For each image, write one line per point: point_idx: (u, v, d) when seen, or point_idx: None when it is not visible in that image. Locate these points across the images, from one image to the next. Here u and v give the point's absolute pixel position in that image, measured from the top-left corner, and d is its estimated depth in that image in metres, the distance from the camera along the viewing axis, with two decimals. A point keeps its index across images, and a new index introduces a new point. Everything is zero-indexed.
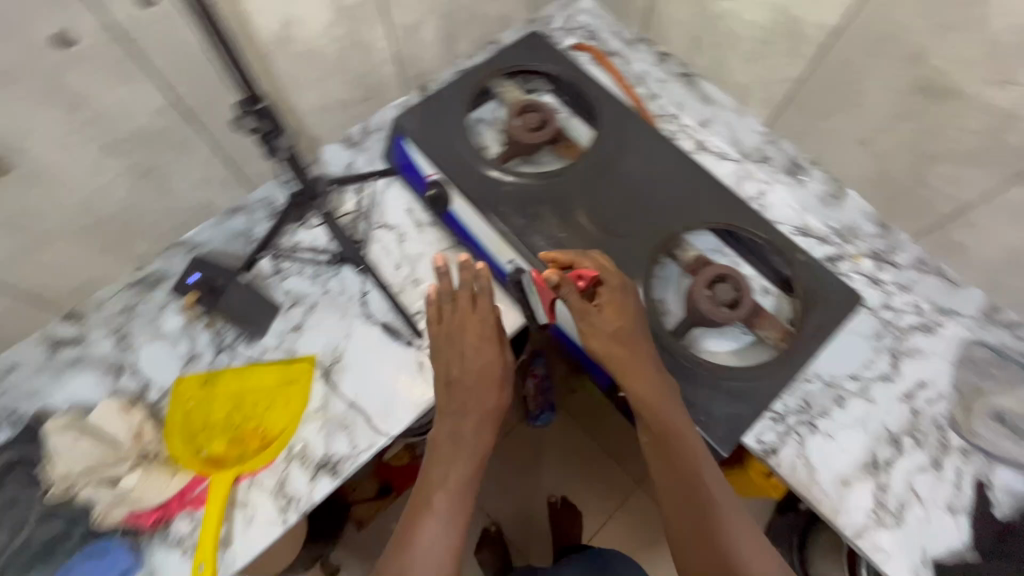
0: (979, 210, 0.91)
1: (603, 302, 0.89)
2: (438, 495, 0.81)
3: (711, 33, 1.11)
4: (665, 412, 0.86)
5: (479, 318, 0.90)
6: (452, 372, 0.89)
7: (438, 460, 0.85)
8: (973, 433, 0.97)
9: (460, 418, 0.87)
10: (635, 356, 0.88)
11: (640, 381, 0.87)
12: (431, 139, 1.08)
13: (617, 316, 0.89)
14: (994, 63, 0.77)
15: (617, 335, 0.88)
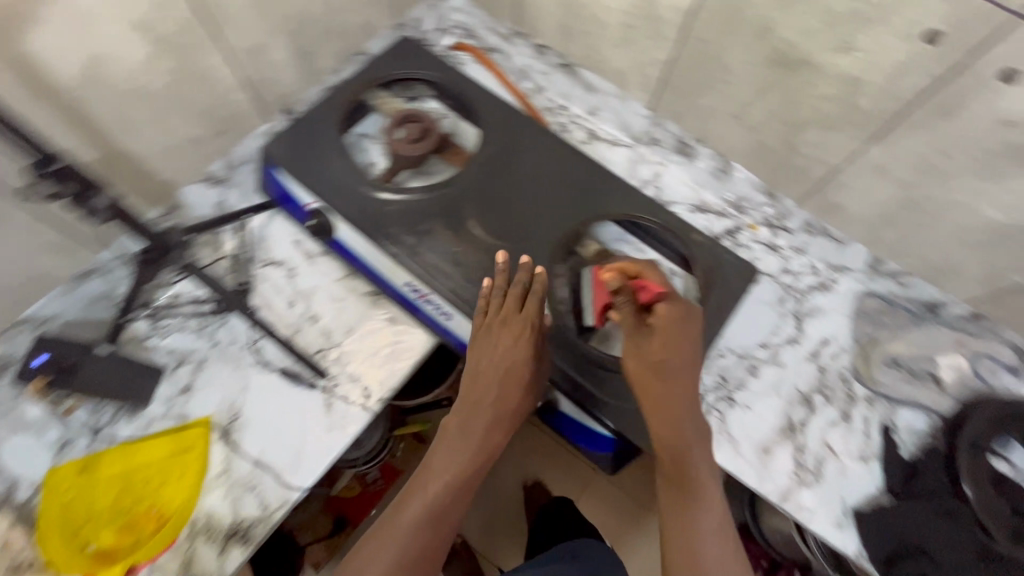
0: (850, 175, 0.91)
1: (653, 320, 0.76)
2: (433, 483, 0.81)
3: (580, 19, 1.03)
4: (682, 450, 0.75)
5: (520, 323, 0.83)
6: (478, 372, 0.85)
7: (431, 469, 0.83)
8: (874, 381, 1.04)
9: (472, 419, 0.84)
10: (668, 380, 0.75)
11: (667, 408, 0.75)
12: (303, 164, 0.99)
13: (664, 336, 0.76)
14: (830, 32, 0.74)
15: (656, 359, 0.75)
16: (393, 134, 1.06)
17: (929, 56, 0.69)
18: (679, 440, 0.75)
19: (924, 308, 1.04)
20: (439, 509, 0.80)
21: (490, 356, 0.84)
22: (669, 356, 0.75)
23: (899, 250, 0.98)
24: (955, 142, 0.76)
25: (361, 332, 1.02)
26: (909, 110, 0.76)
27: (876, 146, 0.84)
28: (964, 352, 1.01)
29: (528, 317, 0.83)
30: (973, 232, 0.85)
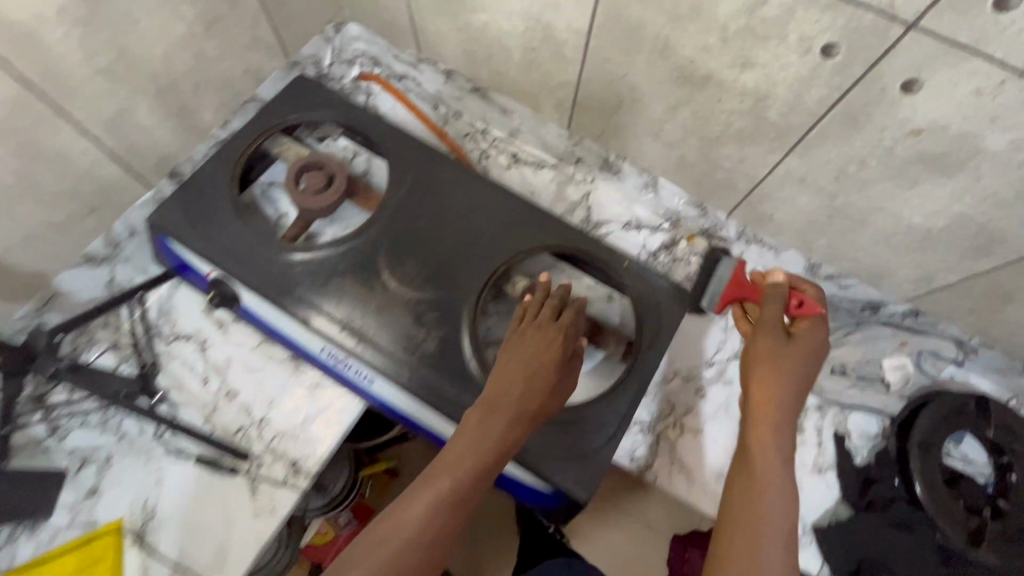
0: (774, 186, 0.87)
1: (797, 339, 0.74)
2: (448, 477, 0.68)
3: (479, 43, 0.96)
4: (774, 515, 0.63)
5: (556, 330, 0.78)
6: (510, 367, 0.75)
7: (438, 471, 0.69)
8: (823, 389, 1.00)
9: (491, 417, 0.72)
10: (761, 435, 0.69)
11: (760, 464, 0.67)
12: (196, 231, 0.90)
13: (784, 368, 0.72)
14: (728, 49, 0.69)
15: (795, 381, 0.72)
16: (294, 184, 0.95)
17: (829, 70, 0.65)
18: (772, 507, 0.64)
19: (865, 308, 1.00)
20: (436, 515, 0.66)
21: (523, 359, 0.76)
22: (770, 403, 0.70)
23: (833, 253, 0.94)
24: (868, 152, 0.72)
25: (284, 403, 0.95)
26: (819, 123, 0.72)
27: (793, 157, 0.80)
28: (908, 352, 0.98)
29: (561, 328, 0.78)
30: (900, 236, 0.82)
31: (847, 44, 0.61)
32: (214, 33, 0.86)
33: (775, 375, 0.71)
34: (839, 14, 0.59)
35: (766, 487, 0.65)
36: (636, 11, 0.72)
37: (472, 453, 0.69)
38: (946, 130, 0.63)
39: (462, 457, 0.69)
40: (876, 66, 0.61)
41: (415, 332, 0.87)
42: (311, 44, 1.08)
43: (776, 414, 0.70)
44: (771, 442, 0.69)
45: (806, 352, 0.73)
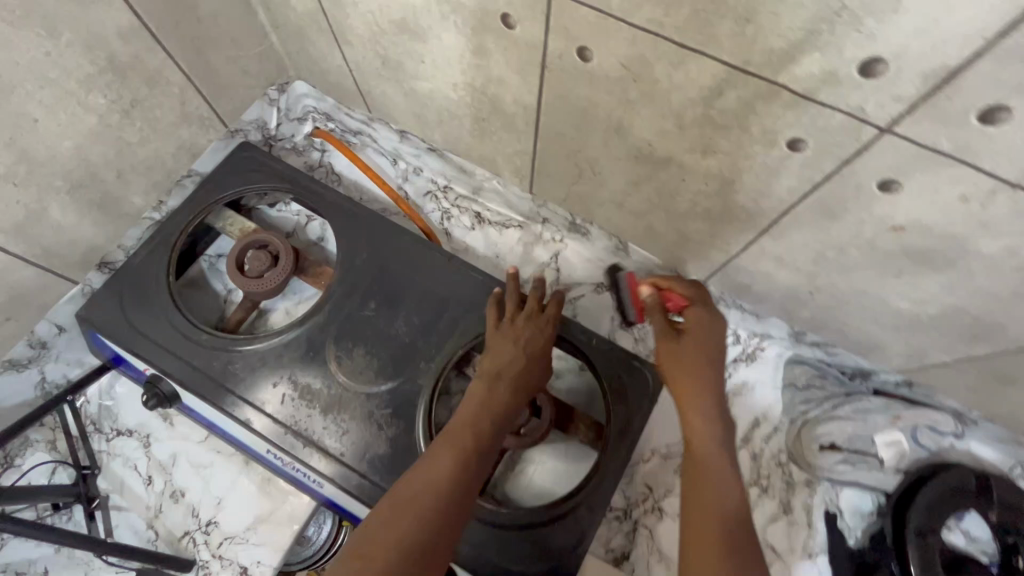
0: (749, 261, 0.80)
1: (686, 329, 0.73)
2: (456, 439, 0.64)
3: (427, 109, 0.88)
4: (723, 479, 0.63)
5: (547, 316, 0.78)
6: (508, 343, 0.74)
7: (454, 433, 0.65)
8: (811, 465, 0.92)
9: (498, 385, 0.71)
10: (690, 416, 0.68)
11: (698, 440, 0.67)
12: (124, 322, 0.81)
13: (698, 352, 0.71)
14: (688, 136, 0.62)
15: (706, 363, 0.70)
16: (234, 267, 0.86)
17: (796, 163, 0.58)
18: (721, 477, 0.63)
19: (854, 376, 0.96)
20: (465, 471, 0.62)
21: (522, 336, 0.75)
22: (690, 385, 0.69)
23: (817, 325, 0.87)
24: (846, 241, 0.65)
25: (232, 503, 0.89)
26: (791, 210, 0.65)
27: (767, 238, 0.72)
28: (901, 427, 0.90)
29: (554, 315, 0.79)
30: (887, 317, 0.75)
31: (814, 141, 0.54)
32: (133, 117, 0.79)
33: (687, 359, 0.70)
34: (803, 112, 0.51)
35: (709, 458, 0.65)
36: (584, 93, 0.65)
37: (484, 416, 0.67)
38: (931, 229, 0.56)
39: (478, 417, 0.67)
40: (847, 163, 0.54)
41: (366, 434, 0.76)
42: (253, 107, 1.00)
43: (699, 390, 0.69)
44: (703, 416, 0.68)
45: (701, 340, 0.72)
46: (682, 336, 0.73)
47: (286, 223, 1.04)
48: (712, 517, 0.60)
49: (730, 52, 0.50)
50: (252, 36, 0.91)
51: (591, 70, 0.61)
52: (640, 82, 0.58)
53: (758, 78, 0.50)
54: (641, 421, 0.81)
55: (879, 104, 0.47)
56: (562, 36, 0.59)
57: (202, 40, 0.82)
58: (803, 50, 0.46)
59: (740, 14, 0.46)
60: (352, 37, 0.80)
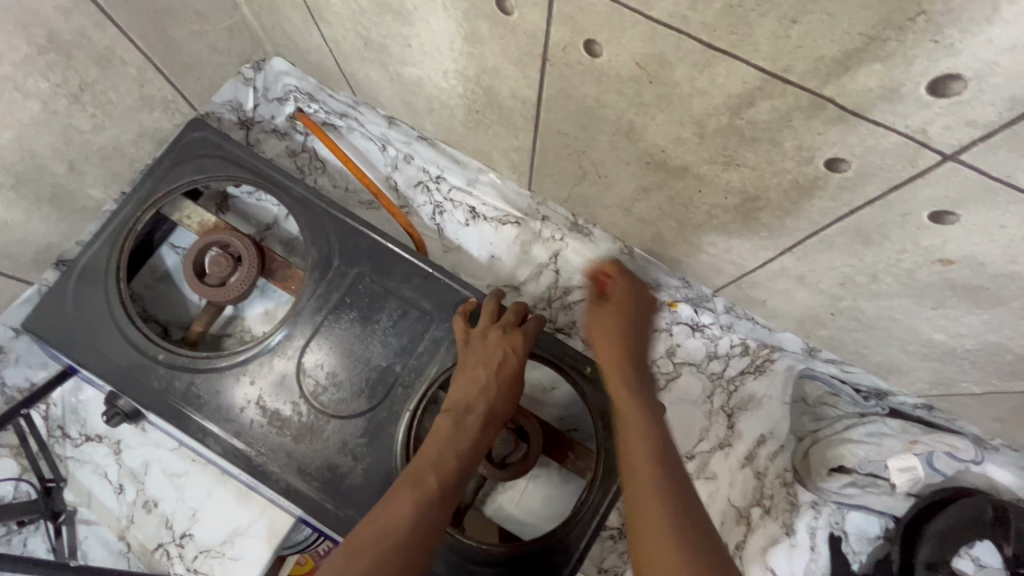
0: (767, 278, 0.73)
1: (612, 306, 0.75)
2: (426, 474, 0.63)
3: (416, 96, 0.79)
4: (656, 445, 0.62)
5: (522, 333, 0.76)
6: (480, 368, 0.72)
7: (416, 479, 0.63)
8: (819, 488, 0.87)
9: (465, 419, 0.68)
10: (618, 386, 0.69)
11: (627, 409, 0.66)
12: (79, 339, 0.78)
13: (615, 323, 0.73)
14: (708, 145, 0.54)
15: (626, 340, 0.72)
16: (194, 271, 0.82)
17: (833, 184, 0.50)
18: (652, 448, 0.62)
19: (869, 396, 0.88)
20: (426, 519, 0.60)
21: (493, 360, 0.73)
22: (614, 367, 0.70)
23: (833, 343, 0.81)
24: (882, 269, 0.58)
25: (208, 514, 0.85)
26: (822, 233, 0.57)
27: (789, 257, 0.65)
28: (916, 453, 0.84)
29: (531, 334, 0.77)
30: (915, 346, 0.68)
31: (859, 162, 0.46)
32: (83, 102, 0.71)
33: (610, 334, 0.73)
34: (848, 130, 0.43)
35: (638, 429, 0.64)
36: (591, 91, 0.56)
37: (450, 455, 0.66)
38: (987, 266, 0.49)
39: (443, 459, 0.65)
40: (896, 190, 0.47)
41: (338, 461, 0.76)
42: (227, 86, 0.92)
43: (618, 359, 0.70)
44: (628, 385, 0.68)
45: (625, 308, 0.75)
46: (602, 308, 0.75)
47: (266, 214, 0.98)
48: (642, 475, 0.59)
49: (767, 57, 0.41)
50: (221, 9, 0.82)
51: (599, 65, 0.52)
52: (656, 83, 0.50)
53: (800, 88, 0.42)
54: None
55: (948, 127, 0.39)
56: (566, 26, 0.50)
57: (161, 13, 0.73)
58: (860, 59, 0.38)
59: (784, 14, 0.37)
60: (330, 15, 0.71)
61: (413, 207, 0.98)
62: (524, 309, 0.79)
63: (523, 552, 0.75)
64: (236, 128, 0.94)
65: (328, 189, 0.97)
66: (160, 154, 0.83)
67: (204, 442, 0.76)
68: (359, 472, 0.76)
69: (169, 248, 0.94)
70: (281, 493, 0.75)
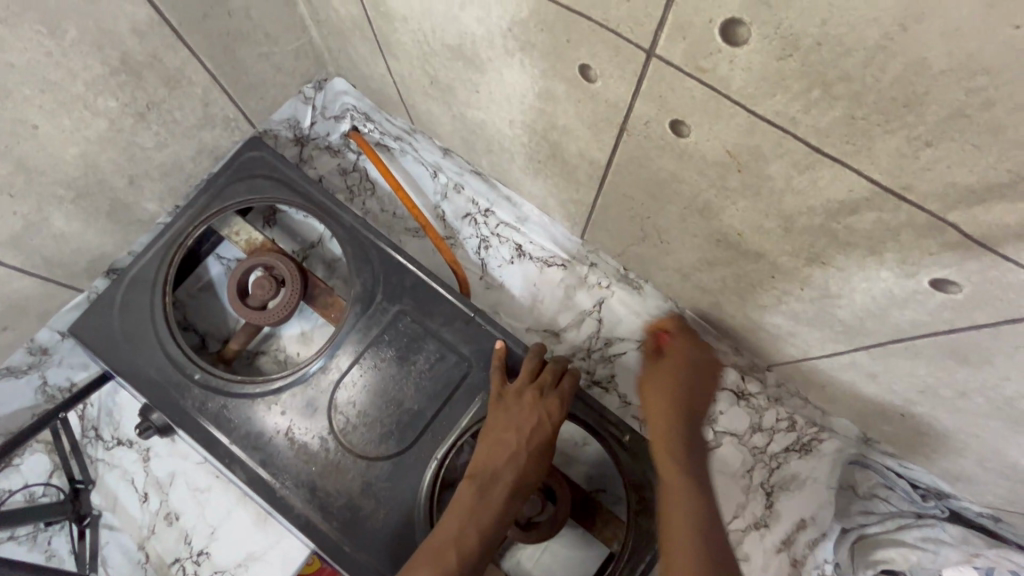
0: (831, 367, 0.68)
1: (674, 358, 0.72)
2: (447, 549, 0.64)
3: (478, 137, 0.77)
4: (705, 526, 0.61)
5: (557, 396, 0.73)
6: (509, 431, 0.71)
7: (436, 552, 0.64)
8: None
9: (490, 489, 0.68)
10: (664, 452, 0.67)
11: (673, 489, 0.65)
12: (121, 350, 0.79)
13: (670, 381, 0.69)
14: (794, 239, 0.50)
15: (687, 396, 0.69)
16: (237, 291, 0.82)
17: (934, 302, 0.45)
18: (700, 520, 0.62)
19: (928, 495, 0.82)
20: None
21: (526, 425, 0.71)
22: (664, 412, 0.67)
23: (896, 439, 0.75)
24: (972, 388, 0.52)
25: (226, 534, 0.84)
26: (909, 342, 0.52)
27: (863, 354, 0.60)
28: (976, 566, 0.75)
29: (567, 396, 0.74)
30: (994, 464, 0.63)
31: (971, 287, 0.41)
32: (148, 120, 0.71)
33: (666, 392, 0.69)
34: (968, 257, 0.39)
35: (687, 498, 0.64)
36: (669, 165, 0.53)
37: (471, 530, 0.65)
38: None
39: (465, 534, 0.65)
40: (1011, 322, 0.42)
41: (360, 503, 0.75)
42: (287, 103, 0.91)
43: (674, 429, 0.67)
44: (677, 452, 0.66)
45: (681, 367, 0.71)
46: (659, 362, 0.73)
47: (311, 231, 0.98)
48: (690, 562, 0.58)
49: (884, 172, 0.37)
50: (290, 31, 0.81)
51: (684, 145, 0.48)
52: (745, 173, 0.46)
53: (917, 208, 0.38)
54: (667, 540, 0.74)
55: None
56: (655, 103, 0.46)
57: (231, 34, 0.72)
58: (1001, 194, 0.33)
59: (917, 136, 0.33)
60: (398, 51, 0.69)
61: (459, 238, 0.96)
62: (563, 364, 0.77)
63: None
64: (291, 144, 0.94)
65: (375, 212, 0.96)
66: (218, 169, 0.84)
67: (231, 468, 0.76)
68: (380, 517, 0.74)
69: (215, 258, 0.94)
70: (301, 529, 0.74)
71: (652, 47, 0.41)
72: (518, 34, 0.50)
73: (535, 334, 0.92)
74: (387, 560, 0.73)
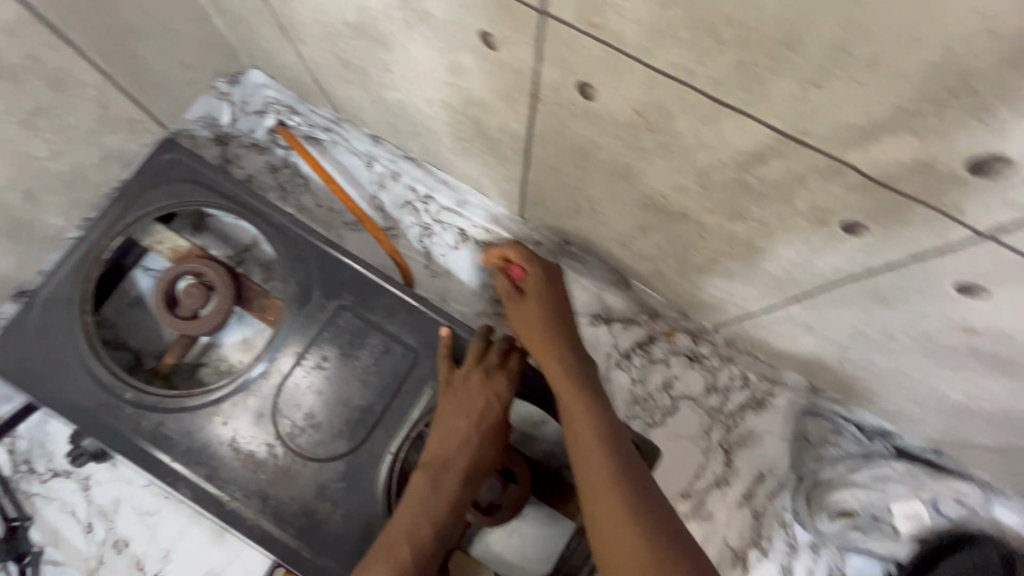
0: (771, 322, 0.69)
1: (529, 286, 0.79)
2: (402, 543, 0.64)
3: (402, 121, 0.74)
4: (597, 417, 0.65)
5: (503, 376, 0.73)
6: (461, 417, 0.70)
7: (390, 547, 0.64)
8: (819, 530, 0.85)
9: (442, 478, 0.67)
10: (545, 355, 0.72)
11: (567, 390, 0.68)
12: (40, 377, 0.74)
13: (536, 312, 0.76)
14: (712, 196, 0.49)
15: (547, 314, 0.76)
16: (166, 303, 0.78)
17: (851, 246, 0.45)
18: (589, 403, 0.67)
19: (874, 436, 0.86)
20: None
21: (476, 409, 0.70)
22: (534, 324, 0.75)
23: (839, 386, 0.77)
24: (897, 328, 0.53)
25: (181, 554, 0.81)
26: (835, 289, 0.53)
27: (797, 306, 0.61)
28: (921, 497, 0.81)
29: (517, 375, 0.74)
30: (927, 399, 0.64)
31: (880, 228, 0.41)
32: (37, 128, 0.65)
33: (533, 327, 0.75)
34: (872, 197, 0.39)
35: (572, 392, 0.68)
36: (585, 132, 0.51)
37: (425, 522, 0.65)
38: (1011, 338, 0.45)
39: (420, 526, 0.65)
40: (920, 259, 0.42)
41: (316, 506, 0.72)
42: (199, 102, 0.88)
43: (569, 368, 0.69)
44: (556, 358, 0.71)
45: (543, 294, 0.78)
46: (523, 300, 0.78)
47: (245, 234, 0.94)
48: (593, 432, 0.64)
49: (785, 118, 0.36)
50: (194, 23, 0.75)
51: (595, 109, 0.47)
52: (656, 132, 0.45)
53: (819, 152, 0.37)
54: None
55: (985, 206, 0.34)
56: (559, 66, 0.44)
57: (123, 30, 0.68)
58: (892, 131, 0.33)
59: (808, 77, 0.32)
60: (305, 35, 0.65)
61: (400, 228, 0.93)
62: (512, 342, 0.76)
63: None
64: (211, 144, 0.89)
65: (310, 208, 0.92)
66: (130, 177, 0.79)
67: (175, 487, 0.72)
68: (338, 519, 0.72)
69: (142, 271, 0.89)
70: (256, 540, 0.71)
71: (543, 6, 0.39)
72: (413, 5, 0.48)
73: (486, 318, 0.91)
74: (349, 561, 0.71)
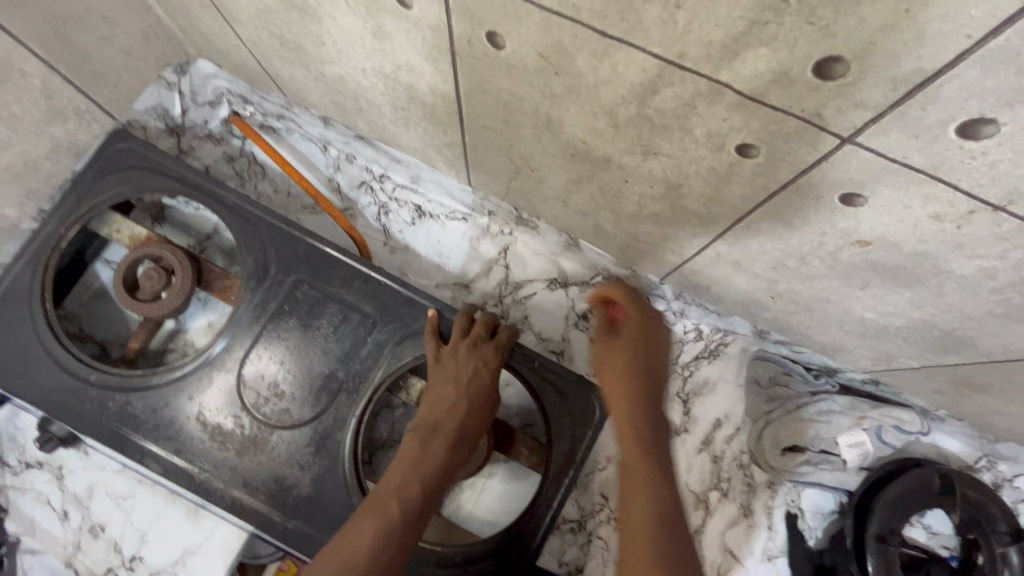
0: (706, 265, 0.72)
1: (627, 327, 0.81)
2: (392, 500, 0.64)
3: (344, 97, 0.77)
4: (659, 498, 0.67)
5: (493, 347, 0.77)
6: (449, 383, 0.72)
7: (378, 502, 0.64)
8: (774, 468, 0.88)
9: (433, 440, 0.69)
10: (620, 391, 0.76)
11: (635, 454, 0.71)
12: (4, 365, 0.75)
13: (625, 363, 0.77)
14: (625, 134, 0.53)
15: (634, 368, 0.77)
16: (126, 288, 0.79)
17: (749, 169, 0.49)
18: (651, 458, 0.70)
19: (821, 374, 0.89)
20: (387, 541, 0.61)
21: (464, 375, 0.73)
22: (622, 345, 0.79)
23: (778, 325, 0.81)
24: (808, 252, 0.57)
25: (157, 536, 0.82)
26: (747, 218, 0.57)
27: (722, 243, 0.64)
28: (865, 427, 0.85)
29: (502, 346, 0.77)
30: (852, 325, 0.68)
31: (766, 147, 0.45)
32: None
33: (623, 359, 0.78)
34: (751, 115, 0.42)
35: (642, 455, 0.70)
36: (504, 84, 0.55)
37: (415, 479, 0.66)
38: (900, 246, 0.49)
39: (407, 482, 0.65)
40: (806, 174, 0.46)
41: (284, 473, 0.75)
42: (148, 91, 0.89)
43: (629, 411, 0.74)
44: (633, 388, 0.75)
45: (637, 336, 0.80)
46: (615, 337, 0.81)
47: (206, 223, 0.95)
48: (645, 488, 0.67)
49: (660, 43, 0.40)
50: (132, 12, 0.78)
51: (506, 58, 0.51)
52: (562, 74, 0.48)
53: (698, 74, 0.41)
54: (587, 447, 0.79)
55: (840, 109, 0.38)
56: (466, 18, 0.48)
57: (61, 19, 0.70)
58: (748, 43, 0.36)
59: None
60: (240, 15, 0.68)
61: (357, 208, 0.95)
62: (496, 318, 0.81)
63: (482, 548, 0.75)
64: (166, 136, 0.92)
65: (270, 193, 0.94)
66: (84, 168, 0.81)
67: (144, 463, 0.74)
68: (307, 483, 0.74)
69: (103, 263, 0.90)
70: (227, 509, 0.74)
71: None
72: None
73: (446, 289, 0.94)
74: (320, 523, 0.73)
